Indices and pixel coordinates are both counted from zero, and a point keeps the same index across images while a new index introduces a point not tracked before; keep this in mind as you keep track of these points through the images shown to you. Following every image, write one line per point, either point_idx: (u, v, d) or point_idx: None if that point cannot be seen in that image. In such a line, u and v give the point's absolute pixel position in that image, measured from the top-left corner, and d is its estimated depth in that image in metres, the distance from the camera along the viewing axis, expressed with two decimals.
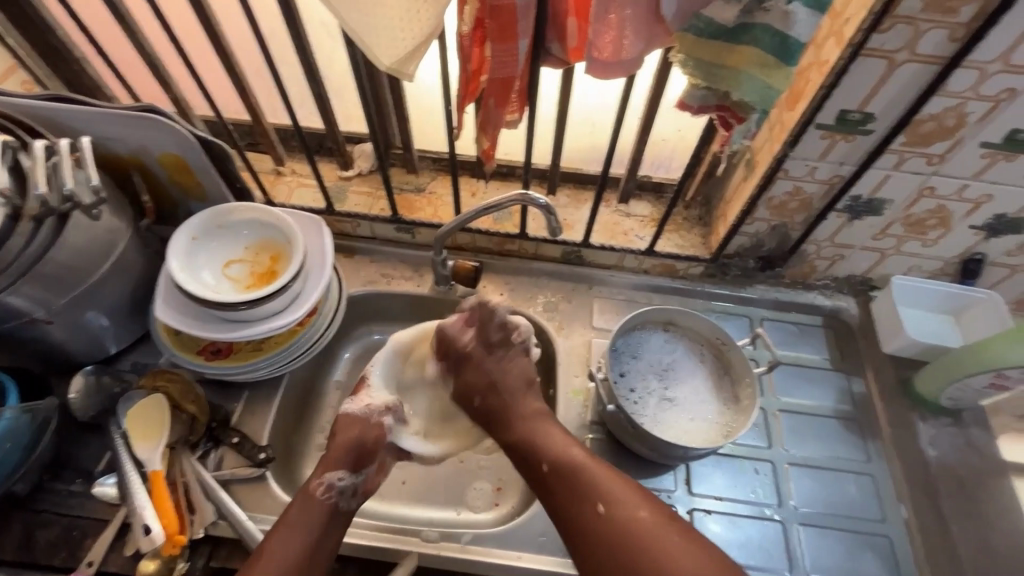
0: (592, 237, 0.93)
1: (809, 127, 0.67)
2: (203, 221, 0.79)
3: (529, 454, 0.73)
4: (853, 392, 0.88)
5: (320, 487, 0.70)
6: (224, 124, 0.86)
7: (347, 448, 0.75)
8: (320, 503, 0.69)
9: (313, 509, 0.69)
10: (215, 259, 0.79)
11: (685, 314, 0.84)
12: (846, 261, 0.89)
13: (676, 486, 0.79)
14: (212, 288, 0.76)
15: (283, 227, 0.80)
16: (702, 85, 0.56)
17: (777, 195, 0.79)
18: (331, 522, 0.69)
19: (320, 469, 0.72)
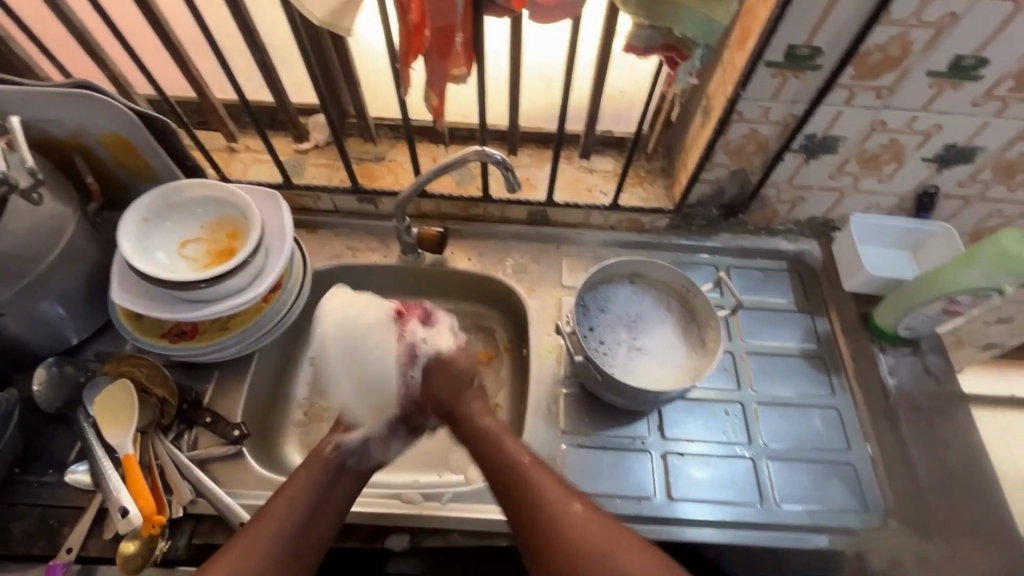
0: (555, 196, 0.93)
1: (759, 65, 0.67)
2: (153, 200, 0.76)
3: (495, 450, 0.68)
4: (818, 330, 0.90)
5: (330, 448, 0.69)
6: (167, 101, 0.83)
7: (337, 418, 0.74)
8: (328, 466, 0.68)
9: (320, 471, 0.67)
10: (169, 239, 0.77)
11: (650, 265, 0.86)
12: (806, 203, 0.90)
13: (649, 432, 0.81)
14: (170, 270, 0.74)
15: (238, 202, 0.78)
16: (646, 24, 0.54)
17: (733, 139, 0.79)
18: (341, 476, 0.68)
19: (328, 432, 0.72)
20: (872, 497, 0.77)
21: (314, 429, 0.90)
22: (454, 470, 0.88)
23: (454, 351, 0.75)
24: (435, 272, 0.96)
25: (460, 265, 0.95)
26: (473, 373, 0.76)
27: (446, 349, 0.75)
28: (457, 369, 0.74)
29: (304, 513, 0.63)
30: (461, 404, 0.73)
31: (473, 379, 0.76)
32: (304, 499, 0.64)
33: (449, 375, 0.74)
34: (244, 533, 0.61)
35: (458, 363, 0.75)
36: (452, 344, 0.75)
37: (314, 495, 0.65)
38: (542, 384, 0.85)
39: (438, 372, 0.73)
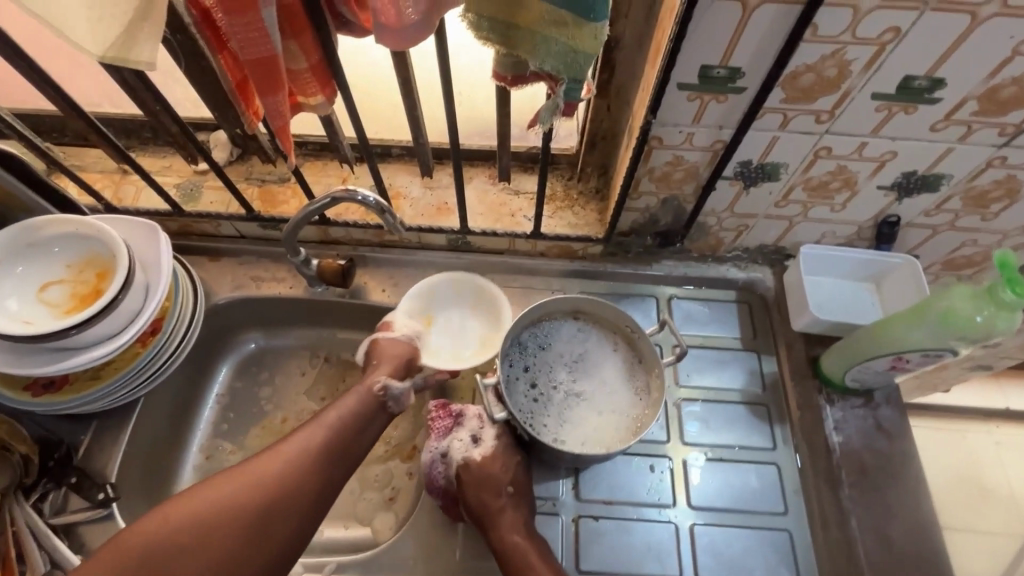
0: (473, 222, 0.84)
1: (669, 88, 0.57)
2: (6, 241, 0.69)
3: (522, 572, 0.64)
4: (763, 373, 0.81)
5: (377, 386, 0.70)
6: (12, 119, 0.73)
7: (397, 357, 0.74)
8: (374, 396, 0.70)
9: (365, 402, 0.69)
10: (28, 283, 0.70)
11: (592, 301, 0.75)
12: (752, 231, 0.80)
13: (563, 492, 0.74)
14: (27, 321, 0.68)
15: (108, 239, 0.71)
16: (505, 52, 0.45)
17: (657, 166, 0.69)
18: (376, 414, 0.70)
19: (374, 370, 0.72)
20: (807, 570, 0.70)
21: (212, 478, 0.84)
22: (360, 522, 0.82)
23: (486, 457, 0.72)
24: (347, 305, 0.88)
25: (373, 298, 0.87)
26: (510, 480, 0.70)
27: (480, 455, 0.72)
28: (487, 479, 0.70)
29: (343, 434, 0.66)
30: (491, 511, 0.67)
31: (508, 485, 0.70)
32: (347, 423, 0.67)
33: (483, 482, 0.69)
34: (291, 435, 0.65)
35: (492, 471, 0.70)
36: (488, 449, 0.73)
37: (355, 423, 0.67)
38: None
39: (470, 481, 0.70)
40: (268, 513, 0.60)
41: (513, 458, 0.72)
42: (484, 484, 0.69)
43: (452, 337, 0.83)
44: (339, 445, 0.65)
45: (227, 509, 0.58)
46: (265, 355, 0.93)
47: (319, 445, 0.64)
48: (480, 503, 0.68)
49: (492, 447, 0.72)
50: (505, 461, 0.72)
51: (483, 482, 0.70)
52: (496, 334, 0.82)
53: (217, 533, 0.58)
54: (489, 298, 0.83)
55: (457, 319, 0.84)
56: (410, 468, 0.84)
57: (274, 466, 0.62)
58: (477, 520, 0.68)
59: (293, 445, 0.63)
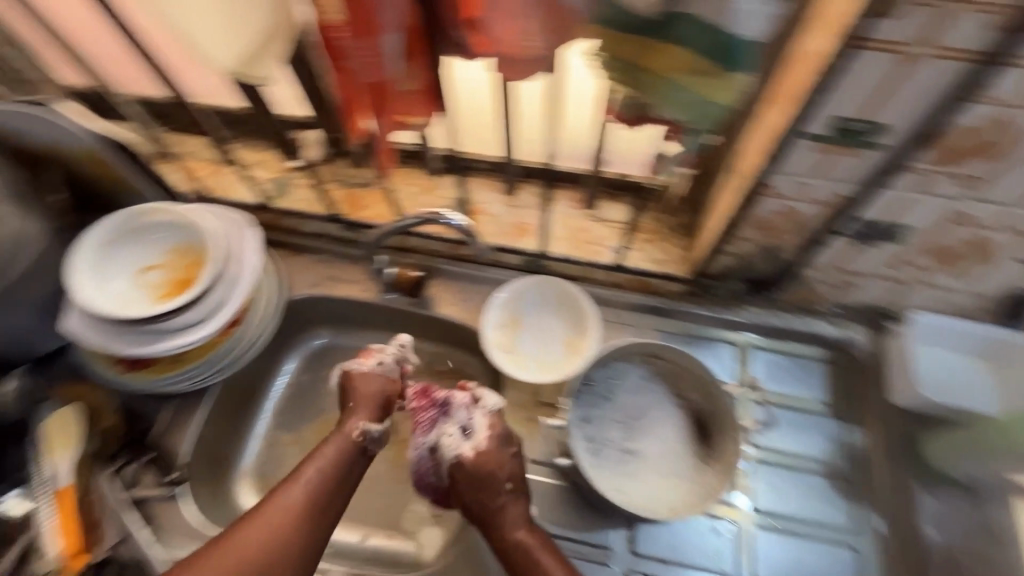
0: (554, 246, 0.83)
1: (795, 137, 0.52)
2: (115, 224, 0.73)
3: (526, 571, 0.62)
4: (849, 444, 0.75)
5: (355, 429, 0.70)
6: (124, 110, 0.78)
7: (375, 397, 0.73)
8: (352, 445, 0.69)
9: (343, 450, 0.69)
10: (130, 266, 0.75)
11: (669, 348, 0.70)
12: (855, 289, 0.73)
13: (617, 543, 0.70)
14: (123, 303, 0.71)
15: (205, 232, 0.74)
16: (632, 94, 0.43)
17: (763, 215, 0.64)
18: (358, 461, 0.70)
19: (351, 414, 0.71)
20: None
21: (270, 468, 0.86)
22: (404, 535, 0.81)
23: (480, 451, 0.66)
24: (414, 314, 0.87)
25: (441, 311, 0.86)
26: (507, 475, 0.66)
27: (472, 450, 0.67)
28: (483, 473, 0.66)
29: (327, 483, 0.66)
30: (491, 510, 0.65)
31: (507, 481, 0.66)
32: (327, 473, 0.66)
33: (478, 480, 0.66)
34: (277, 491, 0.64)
35: (487, 467, 0.66)
36: (481, 443, 0.67)
37: (338, 470, 0.67)
38: None
39: (464, 478, 0.66)
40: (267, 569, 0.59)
41: (509, 450, 0.68)
42: (484, 475, 0.66)
43: (537, 349, 0.80)
44: (321, 502, 0.65)
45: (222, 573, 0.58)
46: (331, 352, 0.94)
47: (306, 498, 0.64)
48: (479, 496, 0.66)
49: (484, 441, 0.67)
50: (499, 455, 0.67)
51: (477, 472, 0.66)
52: (582, 339, 0.79)
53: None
54: (574, 303, 0.80)
55: (543, 329, 0.81)
56: None
57: (265, 524, 0.61)
58: (477, 516, 0.66)
59: (281, 500, 0.63)
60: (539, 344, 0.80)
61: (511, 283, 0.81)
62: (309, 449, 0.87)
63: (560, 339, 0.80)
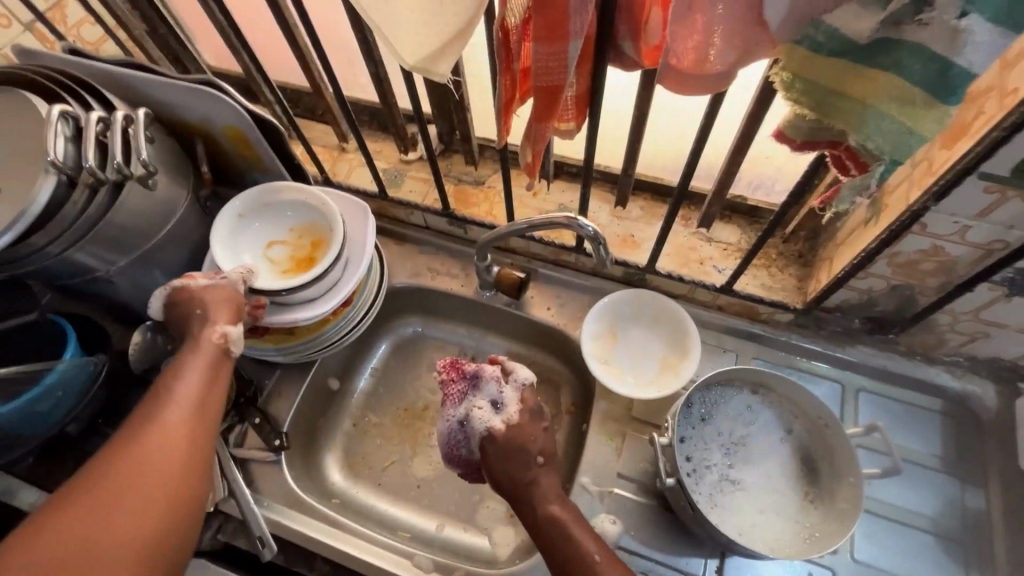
0: (659, 262, 0.81)
1: (967, 176, 0.50)
2: (252, 199, 0.79)
3: (556, 543, 0.59)
4: (966, 505, 0.70)
5: (216, 335, 0.63)
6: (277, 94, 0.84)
7: (224, 300, 0.66)
8: (211, 350, 0.62)
9: (206, 356, 0.61)
10: (258, 240, 0.79)
11: (782, 380, 0.68)
12: (989, 341, 0.69)
13: (704, 572, 0.68)
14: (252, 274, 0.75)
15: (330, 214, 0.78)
16: (811, 117, 0.42)
17: (905, 252, 0.61)
18: (222, 364, 0.62)
19: (204, 321, 0.64)
20: None
21: (356, 446, 0.89)
22: (479, 530, 0.82)
23: (514, 424, 0.66)
24: (510, 314, 0.88)
25: (536, 314, 0.86)
26: (538, 448, 0.65)
27: (504, 423, 0.65)
28: (517, 446, 0.65)
29: (203, 388, 0.59)
30: (521, 483, 0.63)
31: (538, 454, 0.65)
32: (201, 377, 0.59)
33: (509, 452, 0.64)
34: (157, 403, 0.55)
35: (518, 440, 0.65)
36: (513, 417, 0.66)
37: (211, 374, 0.60)
38: (593, 475, 0.74)
39: (496, 452, 0.65)
40: (181, 473, 0.51)
41: (540, 424, 0.67)
42: (518, 448, 0.65)
43: (632, 363, 0.79)
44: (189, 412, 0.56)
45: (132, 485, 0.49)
46: (420, 342, 0.97)
47: (190, 403, 0.56)
48: (511, 468, 0.64)
49: (516, 414, 0.66)
50: (531, 428, 0.66)
51: (514, 444, 0.65)
52: (679, 359, 0.78)
53: (128, 511, 0.47)
54: (674, 322, 0.80)
55: (639, 344, 0.80)
56: None
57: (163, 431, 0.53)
58: (511, 494, 0.64)
59: (169, 408, 0.55)
60: (633, 357, 0.79)
61: (619, 291, 0.81)
62: (392, 433, 0.90)
63: (655, 355, 0.79)
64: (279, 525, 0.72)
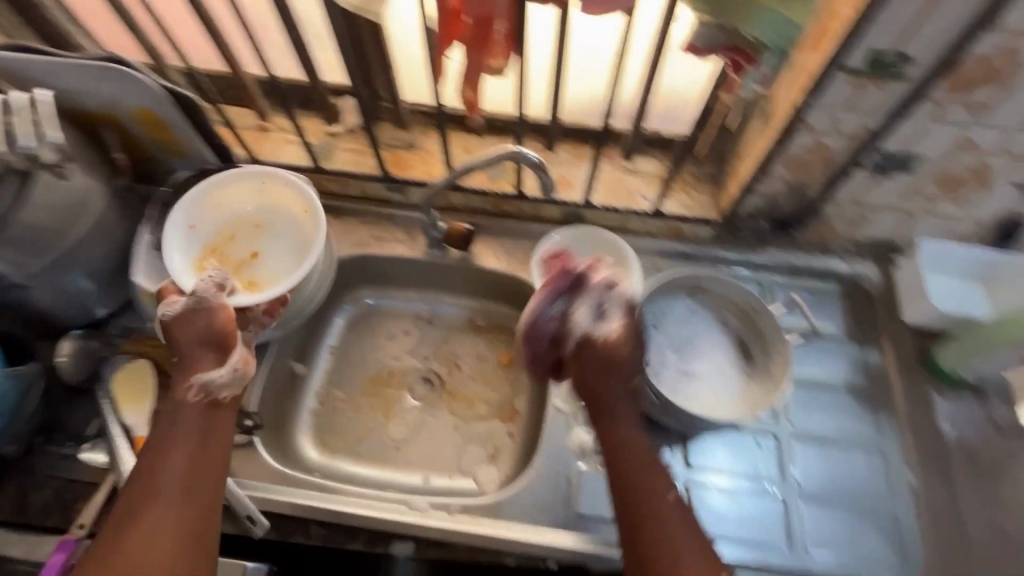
0: (592, 197, 0.88)
1: (834, 72, 0.60)
2: (196, 200, 0.78)
3: (631, 472, 0.63)
4: (868, 363, 0.83)
5: (195, 387, 0.65)
6: None
7: (199, 342, 0.67)
8: (196, 405, 0.65)
9: (193, 412, 0.65)
10: (213, 246, 0.81)
11: (715, 280, 0.78)
12: (868, 224, 0.82)
13: (673, 459, 0.76)
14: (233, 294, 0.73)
15: (290, 183, 0.80)
16: (711, 22, 0.50)
17: (795, 152, 0.71)
18: (213, 416, 0.66)
19: (187, 370, 0.66)
20: (913, 553, 0.73)
21: (327, 422, 0.89)
22: (464, 474, 0.85)
23: (613, 337, 0.68)
24: (461, 269, 0.92)
25: (486, 263, 0.90)
26: (632, 368, 0.68)
27: (603, 334, 0.68)
28: (614, 357, 0.68)
29: (194, 447, 0.62)
30: (608, 394, 0.68)
31: (631, 373, 0.68)
32: (191, 444, 0.62)
33: (602, 362, 0.68)
34: (150, 466, 0.61)
35: (616, 354, 0.68)
36: (612, 331, 0.68)
37: (200, 432, 0.64)
38: (563, 398, 0.80)
39: (590, 356, 0.68)
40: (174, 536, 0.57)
41: (638, 345, 0.69)
42: (614, 360, 0.68)
43: None
44: (180, 474, 0.60)
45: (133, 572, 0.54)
46: (373, 313, 0.97)
47: (180, 474, 0.60)
48: (605, 381, 0.68)
49: (616, 331, 0.68)
50: (631, 346, 0.68)
51: (605, 357, 0.68)
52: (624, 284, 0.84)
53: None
54: (616, 253, 0.86)
55: None
56: (511, 429, 0.88)
57: (161, 502, 0.58)
58: (591, 401, 0.68)
59: (165, 473, 0.60)
60: None
61: (564, 228, 0.87)
62: (362, 404, 0.90)
63: None
64: (268, 501, 0.72)
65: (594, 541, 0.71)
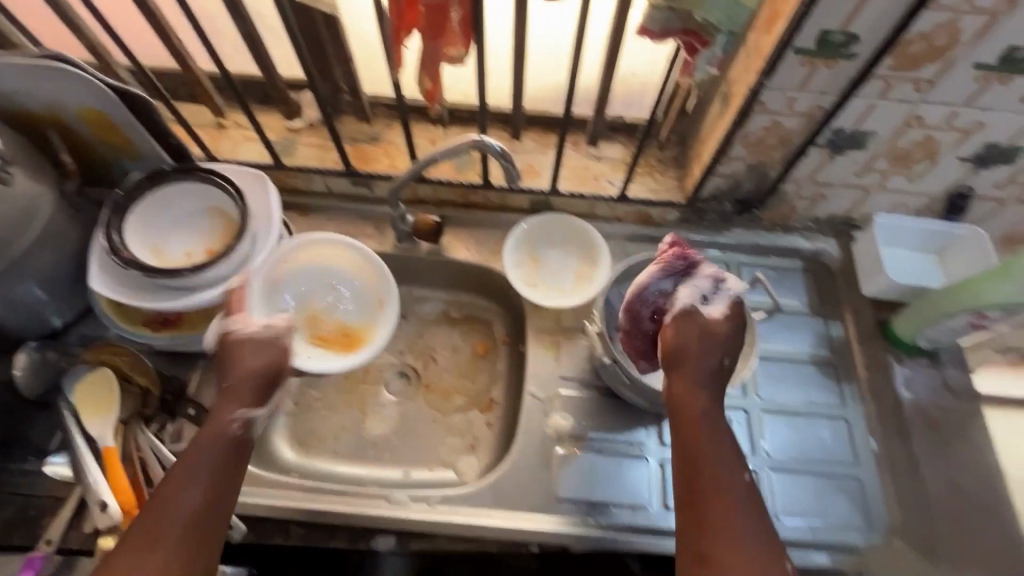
0: (559, 184, 0.88)
1: (786, 53, 0.61)
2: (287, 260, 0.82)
3: (708, 450, 0.59)
4: (831, 335, 0.86)
5: (233, 424, 0.60)
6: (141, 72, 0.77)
7: (252, 375, 0.64)
8: (227, 439, 0.59)
9: (221, 444, 0.59)
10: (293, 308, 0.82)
11: None
12: (826, 201, 0.84)
13: (648, 438, 0.77)
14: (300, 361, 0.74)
15: (366, 259, 0.83)
16: (664, 5, 0.51)
17: (753, 132, 0.73)
18: (239, 455, 0.60)
19: (228, 403, 0.62)
20: (878, 515, 0.76)
21: (302, 422, 0.88)
22: (445, 466, 0.85)
23: (717, 318, 0.64)
24: (432, 261, 0.91)
25: (457, 255, 0.90)
26: (727, 355, 0.64)
27: (709, 313, 0.65)
28: (716, 335, 0.64)
29: (215, 482, 0.56)
30: (698, 367, 0.62)
31: (723, 357, 0.64)
32: (209, 480, 0.56)
33: (703, 334, 0.63)
34: (166, 492, 0.55)
35: (716, 333, 0.64)
36: (717, 314, 0.65)
37: (223, 466, 0.58)
38: (539, 385, 0.81)
39: (690, 328, 0.64)
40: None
41: (737, 335, 0.65)
42: (715, 338, 0.64)
43: (554, 279, 0.86)
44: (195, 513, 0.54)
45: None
46: None
47: (199, 505, 0.55)
48: (704, 355, 0.63)
49: (720, 316, 0.65)
50: (731, 332, 0.64)
51: (706, 336, 0.63)
52: (593, 268, 0.86)
53: None
54: (584, 238, 0.88)
55: (557, 262, 0.88)
56: (489, 418, 0.89)
57: (172, 536, 0.53)
58: (672, 369, 0.63)
59: (179, 506, 0.54)
60: (553, 272, 0.87)
61: (533, 217, 0.87)
62: (338, 402, 0.89)
63: (573, 267, 0.87)
64: (244, 505, 0.71)
65: (573, 523, 0.72)
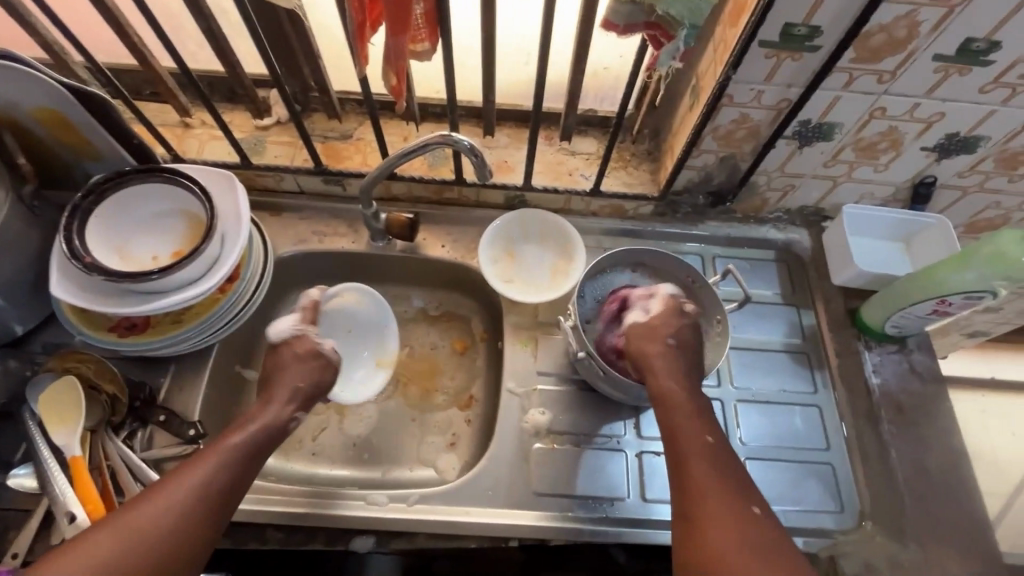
0: (533, 179, 0.88)
1: (751, 45, 0.62)
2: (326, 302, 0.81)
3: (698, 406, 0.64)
4: (803, 324, 0.87)
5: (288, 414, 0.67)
6: (99, 70, 0.75)
7: (309, 374, 0.70)
8: (278, 424, 0.66)
9: (267, 424, 0.65)
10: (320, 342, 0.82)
11: (656, 255, 0.80)
12: (797, 191, 0.85)
13: (625, 431, 0.78)
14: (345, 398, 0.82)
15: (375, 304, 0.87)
16: None
17: (723, 125, 0.74)
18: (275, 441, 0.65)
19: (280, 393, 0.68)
20: (849, 499, 0.78)
21: None
22: (425, 464, 0.85)
23: (654, 316, 0.71)
24: (408, 259, 0.90)
25: (432, 252, 0.89)
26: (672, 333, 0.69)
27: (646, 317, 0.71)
28: (655, 329, 0.69)
29: (251, 454, 0.62)
30: (657, 358, 0.67)
31: (671, 338, 0.69)
32: (250, 452, 0.62)
33: (642, 334, 0.69)
34: (210, 450, 0.60)
35: (656, 325, 0.70)
36: (653, 312, 0.71)
37: (261, 446, 0.63)
38: (517, 380, 0.81)
39: (634, 340, 0.70)
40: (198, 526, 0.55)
41: (680, 315, 0.71)
42: (656, 330, 0.69)
43: (530, 275, 0.86)
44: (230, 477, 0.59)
45: (130, 546, 0.52)
46: None
47: (235, 469, 0.59)
48: (653, 342, 0.68)
49: (658, 310, 0.71)
50: (671, 317, 0.70)
51: (649, 331, 0.69)
52: (568, 262, 0.86)
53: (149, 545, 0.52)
54: (558, 232, 0.87)
55: (532, 258, 0.87)
56: (468, 415, 0.89)
57: (201, 484, 0.57)
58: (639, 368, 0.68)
59: (215, 462, 0.59)
60: (528, 268, 0.87)
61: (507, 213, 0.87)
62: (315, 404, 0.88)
63: (548, 262, 0.87)
64: None
65: (552, 518, 0.72)
